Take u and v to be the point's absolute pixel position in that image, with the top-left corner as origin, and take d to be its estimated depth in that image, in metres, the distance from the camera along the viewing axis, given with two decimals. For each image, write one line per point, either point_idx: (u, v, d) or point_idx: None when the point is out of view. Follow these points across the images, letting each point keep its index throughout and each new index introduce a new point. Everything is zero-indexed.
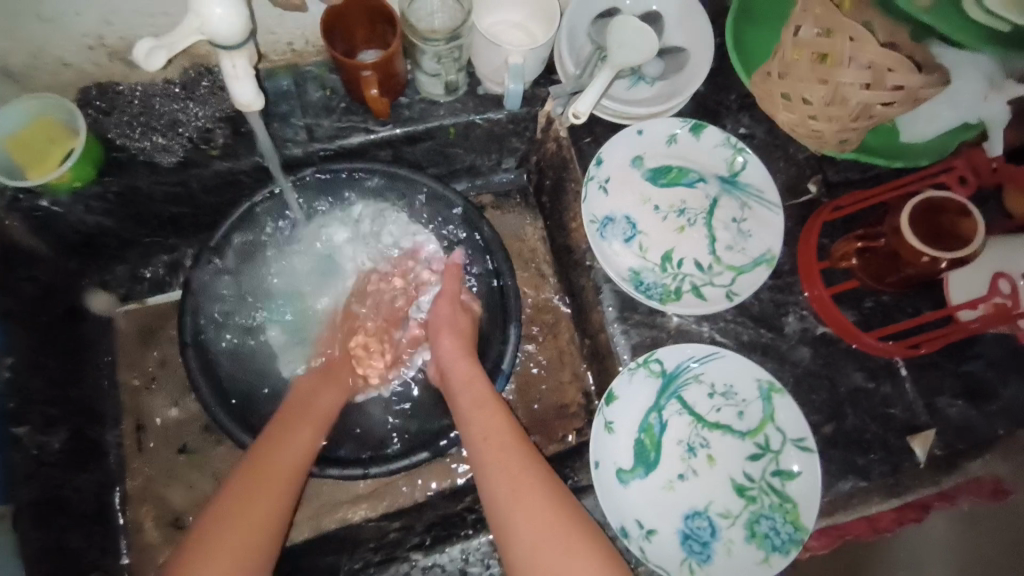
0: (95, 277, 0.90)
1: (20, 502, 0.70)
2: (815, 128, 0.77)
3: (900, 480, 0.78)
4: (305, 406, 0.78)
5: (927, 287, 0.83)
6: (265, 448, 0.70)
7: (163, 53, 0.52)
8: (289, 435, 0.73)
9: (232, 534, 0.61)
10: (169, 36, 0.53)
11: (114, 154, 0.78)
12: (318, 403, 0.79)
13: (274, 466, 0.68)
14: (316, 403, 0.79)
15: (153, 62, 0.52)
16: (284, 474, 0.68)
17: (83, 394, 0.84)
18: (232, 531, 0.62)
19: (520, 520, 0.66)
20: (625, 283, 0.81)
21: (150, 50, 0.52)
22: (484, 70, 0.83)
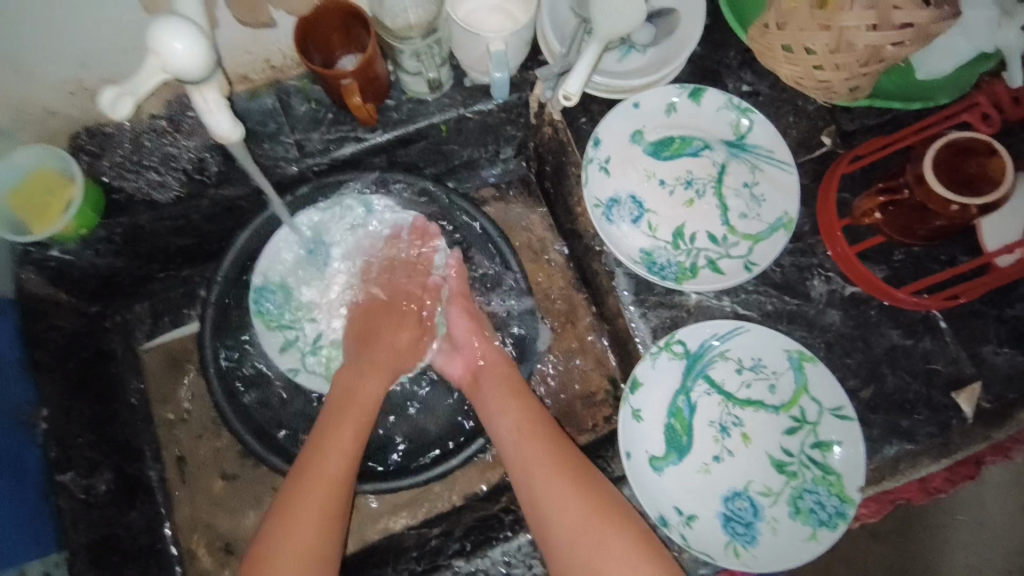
0: (115, 318, 0.93)
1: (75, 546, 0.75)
2: (822, 79, 0.72)
3: (951, 439, 0.74)
4: (346, 411, 0.75)
5: (963, 232, 0.77)
6: (318, 446, 0.72)
7: (128, 99, 0.51)
8: (338, 431, 0.73)
9: (298, 533, 0.66)
10: (133, 78, 0.51)
11: (114, 196, 0.78)
12: (356, 397, 0.77)
13: (321, 478, 0.69)
14: (366, 391, 0.78)
15: (118, 112, 0.51)
16: (332, 488, 0.69)
17: (122, 433, 0.85)
18: (297, 524, 0.66)
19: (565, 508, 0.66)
20: (637, 265, 0.78)
21: (114, 99, 0.50)
22: (467, 62, 0.80)
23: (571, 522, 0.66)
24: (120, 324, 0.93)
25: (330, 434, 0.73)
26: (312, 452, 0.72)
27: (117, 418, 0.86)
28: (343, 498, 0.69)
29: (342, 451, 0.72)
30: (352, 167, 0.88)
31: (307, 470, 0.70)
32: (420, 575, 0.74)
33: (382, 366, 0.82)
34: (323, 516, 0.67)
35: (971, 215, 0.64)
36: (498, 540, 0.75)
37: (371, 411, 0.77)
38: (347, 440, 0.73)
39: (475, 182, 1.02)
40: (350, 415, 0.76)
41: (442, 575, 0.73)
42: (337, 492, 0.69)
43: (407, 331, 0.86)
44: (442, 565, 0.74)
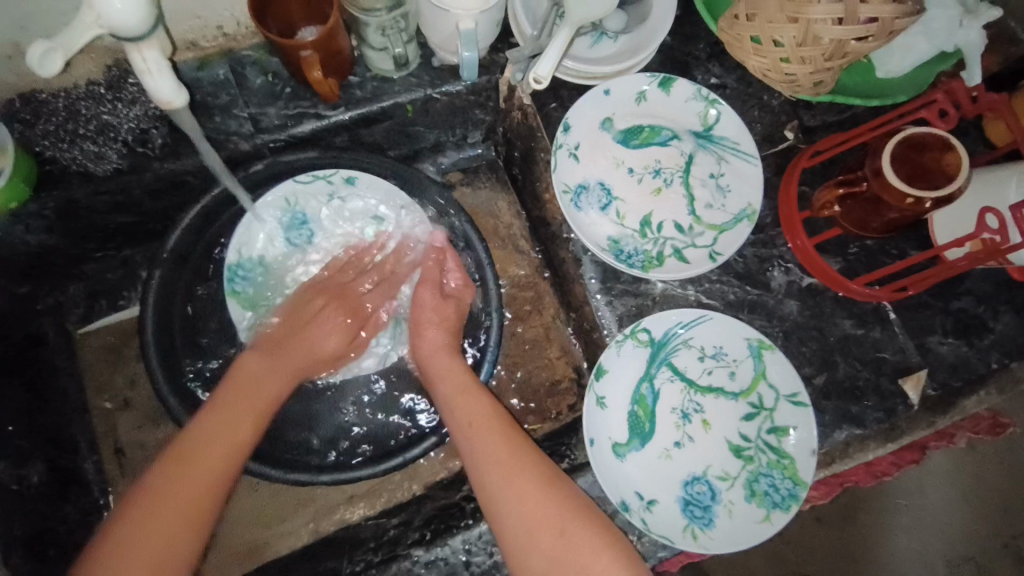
0: (47, 300, 0.85)
1: None
2: (789, 72, 0.73)
3: (896, 424, 0.77)
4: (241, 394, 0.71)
5: (913, 227, 0.81)
6: (187, 441, 0.66)
7: (58, 55, 0.47)
8: (228, 421, 0.68)
9: (142, 546, 0.58)
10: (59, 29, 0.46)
11: (47, 167, 0.72)
12: (261, 390, 0.73)
13: (201, 466, 0.64)
14: (264, 389, 0.73)
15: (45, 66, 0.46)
16: (220, 465, 0.65)
17: (54, 422, 0.79)
18: (146, 546, 0.58)
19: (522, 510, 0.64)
20: (605, 252, 0.78)
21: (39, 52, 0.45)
22: (435, 39, 0.77)
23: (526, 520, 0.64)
24: (53, 307, 0.86)
25: (221, 422, 0.68)
26: (183, 445, 0.65)
27: (49, 408, 0.79)
28: (227, 477, 0.65)
29: (226, 441, 0.67)
30: (312, 144, 0.84)
31: (169, 458, 0.64)
32: (377, 565, 0.72)
33: (297, 348, 0.79)
34: (192, 506, 0.62)
35: (926, 208, 0.67)
36: (459, 528, 0.73)
37: (267, 411, 0.72)
38: (270, 386, 0.74)
39: (442, 166, 1.00)
40: (240, 399, 0.71)
41: (401, 564, 0.71)
42: (213, 493, 0.63)
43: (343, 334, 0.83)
44: (400, 555, 0.72)
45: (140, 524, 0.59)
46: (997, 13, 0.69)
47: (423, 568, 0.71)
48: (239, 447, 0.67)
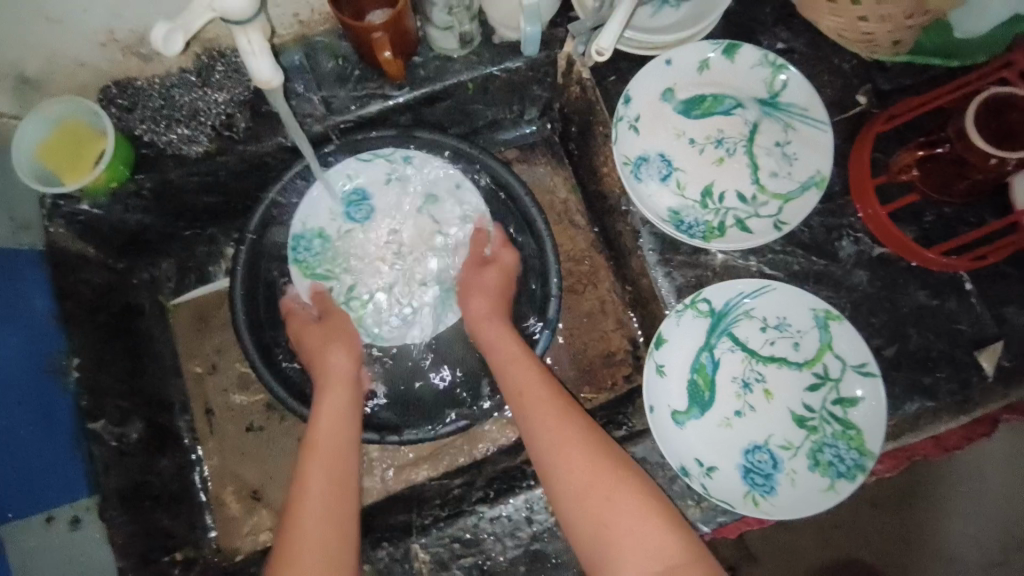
0: (143, 275, 0.94)
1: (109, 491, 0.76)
2: (866, 31, 0.71)
3: (971, 397, 0.75)
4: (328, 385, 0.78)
5: (995, 193, 0.77)
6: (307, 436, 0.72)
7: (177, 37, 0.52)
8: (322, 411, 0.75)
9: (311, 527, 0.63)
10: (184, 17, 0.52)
11: (143, 150, 0.79)
12: (330, 369, 0.79)
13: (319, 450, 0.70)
14: (330, 366, 0.79)
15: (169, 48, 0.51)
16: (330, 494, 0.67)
17: (151, 384, 0.87)
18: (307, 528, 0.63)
19: (601, 509, 0.63)
20: (665, 223, 0.78)
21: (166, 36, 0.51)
22: (495, 15, 0.79)
23: (582, 488, 0.65)
24: (148, 281, 0.95)
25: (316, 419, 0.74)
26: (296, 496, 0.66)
27: (147, 371, 0.88)
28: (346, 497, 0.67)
29: (327, 470, 0.68)
30: (379, 124, 0.87)
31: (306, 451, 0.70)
32: (445, 519, 0.76)
33: (342, 380, 0.79)
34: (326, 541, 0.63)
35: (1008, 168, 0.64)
36: (521, 488, 0.77)
37: (344, 382, 0.79)
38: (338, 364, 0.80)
39: (499, 143, 1.02)
40: (323, 444, 0.71)
41: (466, 520, 0.76)
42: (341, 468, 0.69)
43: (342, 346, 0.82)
44: (466, 510, 0.77)
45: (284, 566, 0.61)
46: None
47: (488, 523, 0.76)
48: (343, 475, 0.69)
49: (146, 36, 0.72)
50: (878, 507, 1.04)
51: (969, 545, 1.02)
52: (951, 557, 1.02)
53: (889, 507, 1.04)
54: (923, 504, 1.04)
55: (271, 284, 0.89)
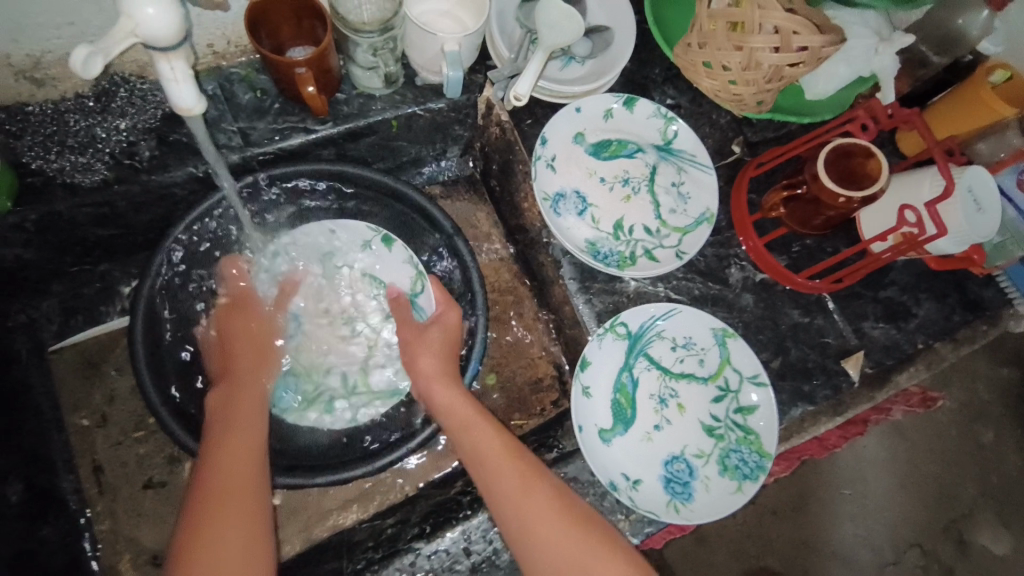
0: (18, 317, 0.84)
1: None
2: (735, 92, 0.84)
3: (843, 399, 0.87)
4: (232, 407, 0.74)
5: (845, 227, 0.93)
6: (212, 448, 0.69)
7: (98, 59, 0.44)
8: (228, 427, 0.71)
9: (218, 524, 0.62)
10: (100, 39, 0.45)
11: (28, 179, 0.72)
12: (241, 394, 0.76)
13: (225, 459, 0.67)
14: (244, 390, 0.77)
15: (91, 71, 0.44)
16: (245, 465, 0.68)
17: (30, 441, 0.77)
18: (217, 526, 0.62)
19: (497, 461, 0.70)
20: (583, 253, 0.85)
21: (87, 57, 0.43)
22: (418, 59, 0.84)
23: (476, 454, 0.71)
24: (24, 323, 0.84)
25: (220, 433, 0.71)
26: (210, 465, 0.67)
27: (23, 428, 0.77)
28: (257, 461, 0.69)
29: (243, 443, 0.70)
30: (299, 158, 0.86)
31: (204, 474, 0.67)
32: (379, 561, 0.74)
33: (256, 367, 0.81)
34: (248, 493, 0.66)
35: (855, 204, 0.78)
36: (459, 519, 0.76)
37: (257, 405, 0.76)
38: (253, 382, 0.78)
39: (423, 180, 1.05)
40: (243, 421, 0.73)
41: (403, 558, 0.74)
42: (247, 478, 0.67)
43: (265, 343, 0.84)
44: (402, 549, 0.75)
45: (203, 508, 0.63)
46: (909, 41, 0.80)
47: (425, 560, 0.74)
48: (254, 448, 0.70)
49: (41, 59, 0.68)
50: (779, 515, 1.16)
51: (859, 543, 1.16)
52: (847, 557, 1.16)
53: (792, 515, 1.17)
54: (817, 507, 1.17)
55: (178, 318, 0.83)
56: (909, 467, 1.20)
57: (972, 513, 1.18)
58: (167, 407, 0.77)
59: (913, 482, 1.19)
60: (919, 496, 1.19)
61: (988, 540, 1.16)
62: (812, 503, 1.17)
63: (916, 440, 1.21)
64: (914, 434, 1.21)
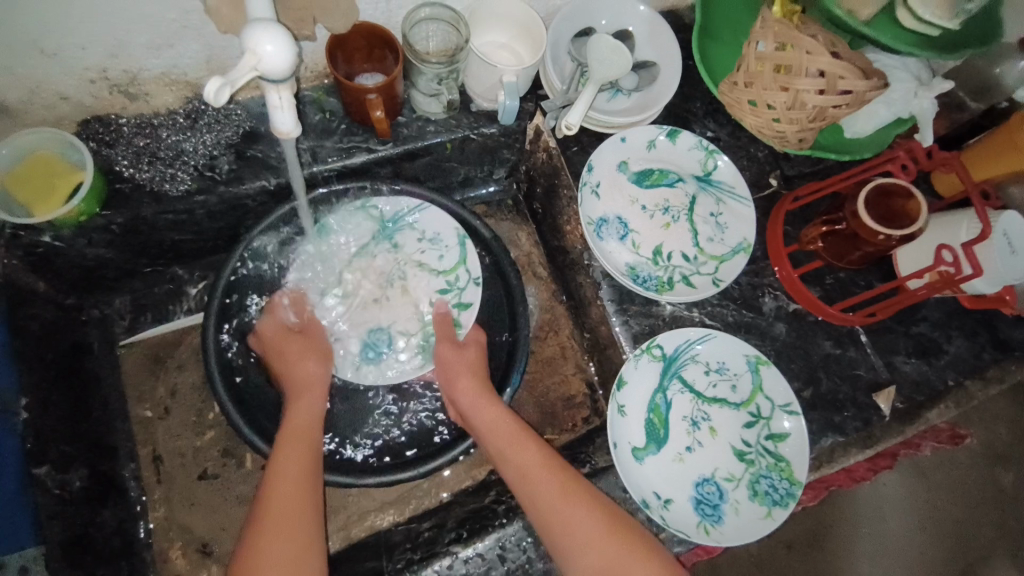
0: (93, 312, 0.92)
1: (52, 542, 0.72)
2: (779, 129, 0.88)
3: (872, 433, 0.89)
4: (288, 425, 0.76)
5: (879, 263, 0.95)
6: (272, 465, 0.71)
7: (227, 91, 0.50)
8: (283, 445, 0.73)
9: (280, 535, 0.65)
10: (228, 73, 0.51)
11: (116, 186, 0.78)
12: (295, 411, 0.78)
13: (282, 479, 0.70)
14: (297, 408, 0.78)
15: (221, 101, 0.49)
16: (298, 492, 0.69)
17: (95, 430, 0.83)
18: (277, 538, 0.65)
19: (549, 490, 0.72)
20: (623, 276, 0.89)
21: (218, 89, 0.49)
22: (476, 88, 0.90)
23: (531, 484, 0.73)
24: (98, 318, 0.93)
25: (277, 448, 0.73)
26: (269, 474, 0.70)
27: (91, 415, 0.84)
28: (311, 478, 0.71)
29: (296, 464, 0.72)
30: (359, 175, 0.92)
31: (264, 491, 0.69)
32: (417, 562, 0.77)
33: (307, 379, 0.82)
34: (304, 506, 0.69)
35: (893, 243, 0.80)
36: (494, 526, 0.79)
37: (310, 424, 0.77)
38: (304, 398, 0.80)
39: (470, 200, 1.10)
40: (292, 440, 0.74)
41: (440, 561, 0.76)
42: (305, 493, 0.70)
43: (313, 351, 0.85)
44: (440, 552, 0.77)
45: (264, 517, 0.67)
46: (948, 87, 0.82)
47: (462, 564, 0.77)
48: (309, 467, 0.72)
49: (138, 76, 0.75)
50: (796, 550, 1.17)
51: None
52: None
53: (805, 549, 1.17)
54: (834, 545, 1.17)
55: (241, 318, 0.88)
56: (931, 508, 1.20)
57: (987, 557, 1.17)
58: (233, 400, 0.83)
59: (932, 523, 1.19)
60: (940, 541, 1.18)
61: None
62: (828, 540, 1.17)
63: (935, 480, 1.22)
64: (935, 474, 1.22)
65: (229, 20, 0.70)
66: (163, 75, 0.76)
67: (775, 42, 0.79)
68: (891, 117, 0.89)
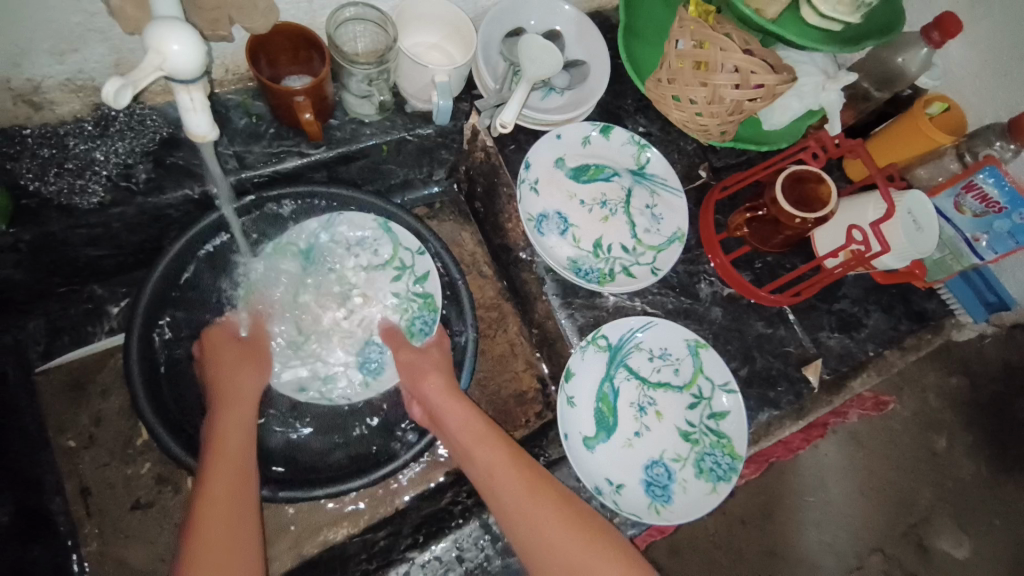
0: (5, 338, 0.85)
1: None
2: (702, 123, 0.92)
3: (804, 404, 0.95)
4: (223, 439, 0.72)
5: (801, 245, 1.01)
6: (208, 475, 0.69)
7: (129, 91, 0.47)
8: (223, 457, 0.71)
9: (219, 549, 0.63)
10: (129, 74, 0.48)
11: (23, 202, 0.73)
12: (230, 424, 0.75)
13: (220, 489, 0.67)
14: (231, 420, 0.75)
15: (122, 102, 0.47)
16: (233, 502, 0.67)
17: (21, 462, 0.77)
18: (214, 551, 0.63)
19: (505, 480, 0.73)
20: (566, 270, 0.90)
21: (118, 90, 0.46)
22: (410, 88, 0.89)
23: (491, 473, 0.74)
24: (11, 345, 0.85)
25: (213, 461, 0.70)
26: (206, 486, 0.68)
27: (13, 449, 0.76)
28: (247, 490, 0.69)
29: (227, 473, 0.69)
30: (293, 181, 0.89)
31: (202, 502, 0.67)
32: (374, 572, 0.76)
33: (240, 388, 0.80)
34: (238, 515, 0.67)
35: (809, 225, 0.86)
36: (451, 528, 0.79)
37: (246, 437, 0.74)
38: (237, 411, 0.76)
39: (410, 202, 1.09)
40: (223, 450, 0.72)
41: (397, 569, 0.76)
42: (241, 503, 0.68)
43: (249, 362, 0.83)
44: (396, 560, 0.77)
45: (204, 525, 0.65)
46: (853, 79, 0.88)
47: (419, 569, 0.76)
48: (243, 475, 0.70)
49: (41, 84, 0.70)
50: (749, 524, 1.24)
51: (822, 549, 1.23)
52: (813, 562, 1.23)
53: (758, 523, 1.24)
54: (783, 515, 1.25)
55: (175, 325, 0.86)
56: (871, 472, 1.28)
57: (928, 518, 1.26)
58: (163, 424, 0.78)
59: (873, 488, 1.27)
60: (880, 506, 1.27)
61: (949, 546, 1.25)
62: (778, 512, 1.25)
63: (873, 447, 1.30)
64: (871, 442, 1.30)
65: (134, 17, 0.63)
66: (69, 81, 0.72)
67: (693, 40, 0.84)
68: (805, 109, 0.95)
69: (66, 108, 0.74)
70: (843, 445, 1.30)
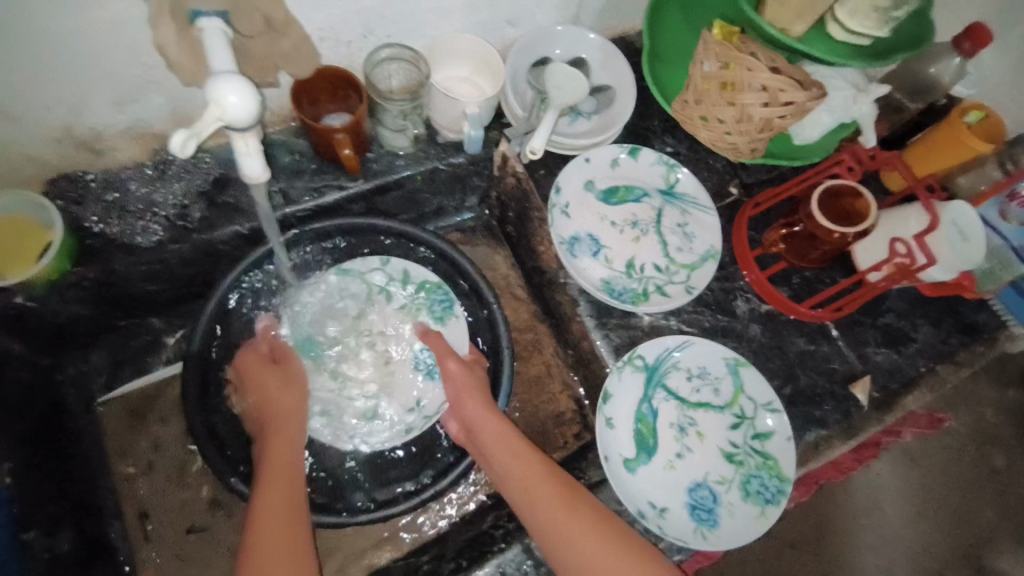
0: (69, 370, 0.89)
1: None
2: (732, 141, 0.92)
3: (855, 423, 0.91)
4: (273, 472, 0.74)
5: (840, 259, 0.99)
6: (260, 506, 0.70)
7: (192, 142, 0.52)
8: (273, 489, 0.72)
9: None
10: (194, 125, 0.53)
11: (88, 243, 0.79)
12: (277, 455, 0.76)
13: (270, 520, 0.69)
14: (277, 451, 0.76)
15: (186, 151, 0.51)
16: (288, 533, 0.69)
17: (78, 491, 0.81)
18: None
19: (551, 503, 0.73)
20: (599, 291, 0.91)
21: (183, 141, 0.51)
22: (441, 120, 0.92)
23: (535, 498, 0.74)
24: (74, 376, 0.90)
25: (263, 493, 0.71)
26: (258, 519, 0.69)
27: (72, 477, 0.81)
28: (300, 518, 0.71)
29: (280, 520, 0.70)
30: (333, 213, 0.93)
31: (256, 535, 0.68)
32: None
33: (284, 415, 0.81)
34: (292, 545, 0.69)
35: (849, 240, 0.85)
36: (493, 552, 0.78)
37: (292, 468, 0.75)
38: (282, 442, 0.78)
39: (444, 228, 1.12)
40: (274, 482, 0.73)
41: None
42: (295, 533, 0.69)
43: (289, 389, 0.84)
44: None
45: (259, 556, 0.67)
46: (886, 90, 0.86)
47: None
48: (295, 521, 0.71)
49: (104, 133, 0.76)
50: (799, 548, 1.18)
51: (880, 575, 1.16)
52: None
53: (807, 547, 1.18)
54: (836, 539, 1.19)
55: (225, 356, 0.88)
56: (926, 490, 1.22)
57: (992, 540, 1.19)
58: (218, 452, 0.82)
59: (932, 509, 1.21)
60: (941, 528, 1.20)
61: (1011, 565, 1.18)
62: (829, 535, 1.19)
63: (928, 465, 1.23)
64: (927, 460, 1.24)
65: (192, 71, 0.66)
66: (130, 130, 0.77)
67: (718, 62, 0.85)
68: (835, 122, 0.94)
69: (128, 155, 0.80)
70: (895, 465, 1.24)
